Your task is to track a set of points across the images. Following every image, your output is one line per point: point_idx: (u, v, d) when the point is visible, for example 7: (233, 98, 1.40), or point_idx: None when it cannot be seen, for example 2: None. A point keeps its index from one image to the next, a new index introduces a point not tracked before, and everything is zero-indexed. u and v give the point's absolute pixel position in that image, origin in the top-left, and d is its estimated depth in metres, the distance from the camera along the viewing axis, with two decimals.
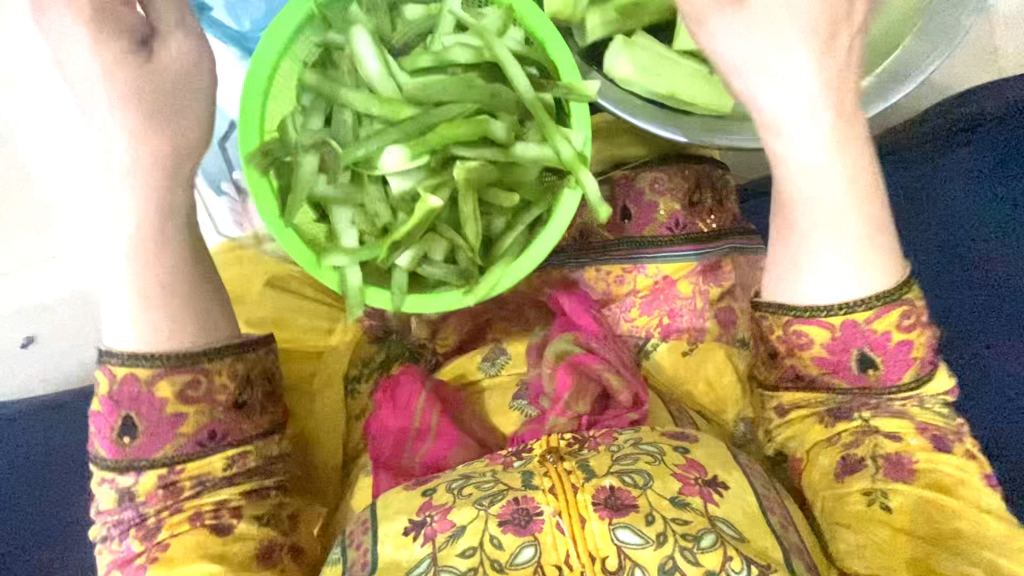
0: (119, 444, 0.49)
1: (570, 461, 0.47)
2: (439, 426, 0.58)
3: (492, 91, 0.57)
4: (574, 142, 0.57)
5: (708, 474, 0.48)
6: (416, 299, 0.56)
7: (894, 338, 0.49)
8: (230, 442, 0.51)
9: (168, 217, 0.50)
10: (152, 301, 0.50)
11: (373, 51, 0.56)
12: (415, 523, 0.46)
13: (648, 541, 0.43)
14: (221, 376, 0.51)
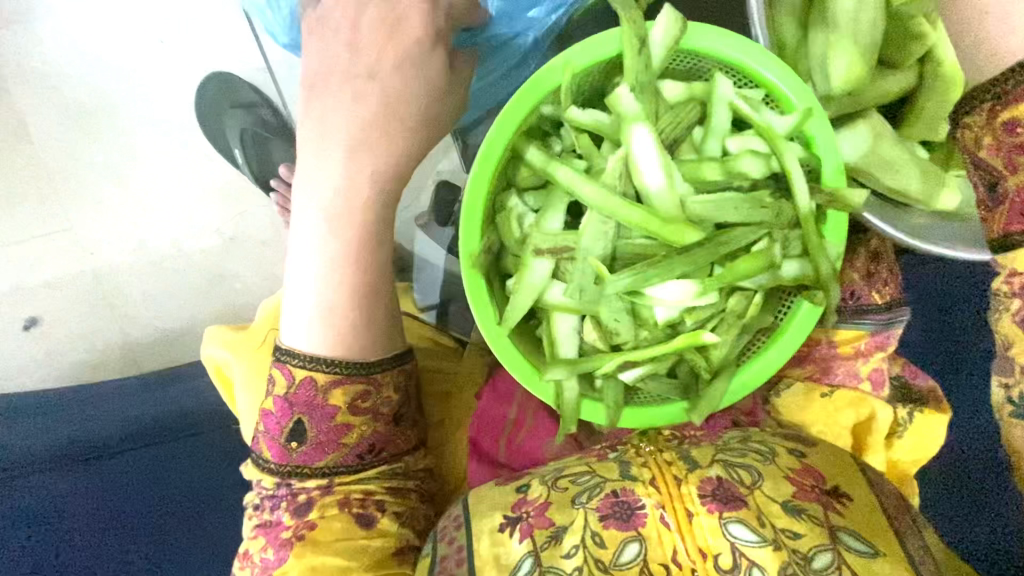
0: (288, 448, 0.58)
1: (668, 454, 0.48)
2: (537, 419, 0.63)
3: (779, 208, 0.51)
4: (832, 254, 0.53)
5: (827, 483, 0.46)
6: (635, 414, 0.54)
7: None
8: (385, 454, 0.60)
9: (364, 246, 0.58)
10: (334, 314, 0.58)
11: (659, 163, 0.50)
12: (511, 519, 0.48)
13: (764, 540, 0.41)
14: (387, 390, 0.59)
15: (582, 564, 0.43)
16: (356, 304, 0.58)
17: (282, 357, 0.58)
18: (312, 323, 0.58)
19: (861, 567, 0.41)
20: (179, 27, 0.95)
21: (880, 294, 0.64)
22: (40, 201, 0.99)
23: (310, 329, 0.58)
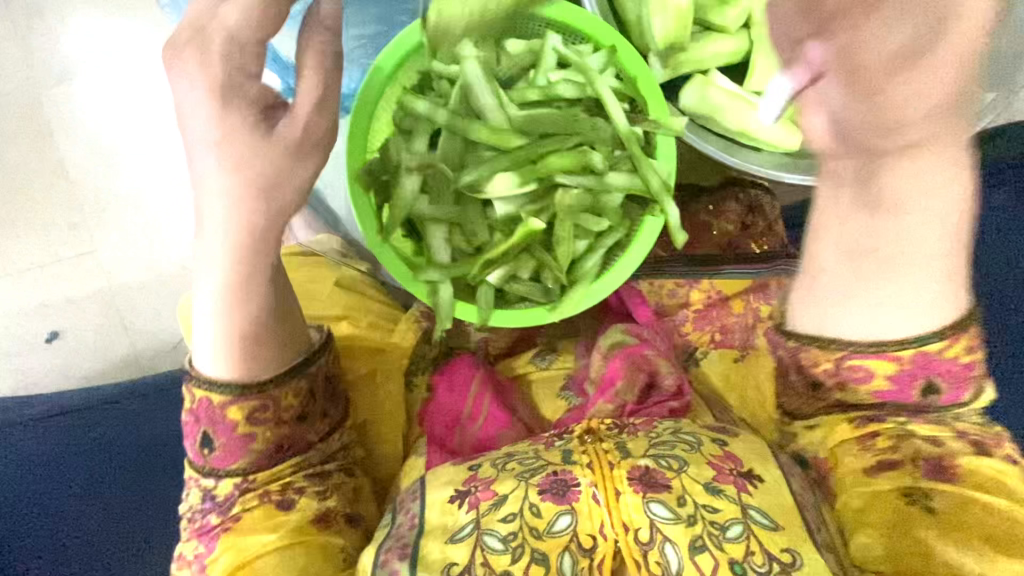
0: (203, 454, 0.57)
1: (607, 442, 0.53)
2: (490, 408, 0.66)
3: (592, 125, 0.68)
4: (661, 170, 0.67)
5: (744, 466, 0.51)
6: (503, 315, 0.66)
7: (961, 360, 0.51)
8: (294, 449, 0.59)
9: (260, 266, 0.54)
10: (234, 340, 0.55)
11: (492, 93, 0.66)
12: (460, 493, 0.53)
13: (678, 517, 0.47)
14: (287, 397, 0.57)
15: (517, 529, 0.48)
16: (253, 326, 0.55)
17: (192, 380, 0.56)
18: (212, 348, 0.55)
19: (765, 536, 0.47)
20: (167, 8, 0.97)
21: (757, 245, 0.77)
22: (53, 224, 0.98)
23: (211, 354, 0.55)
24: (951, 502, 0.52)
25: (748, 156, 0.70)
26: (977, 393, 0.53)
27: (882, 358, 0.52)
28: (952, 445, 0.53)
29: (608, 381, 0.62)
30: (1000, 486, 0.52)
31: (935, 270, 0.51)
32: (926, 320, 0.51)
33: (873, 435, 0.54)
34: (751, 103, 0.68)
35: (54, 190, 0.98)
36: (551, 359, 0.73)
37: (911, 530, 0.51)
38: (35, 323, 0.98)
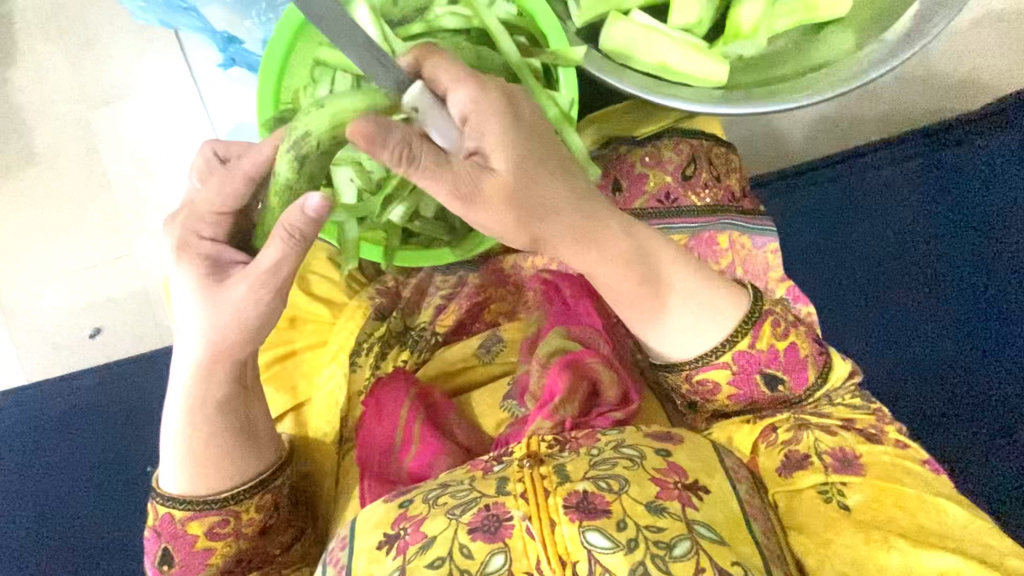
0: (161, 567, 0.60)
1: (546, 466, 0.48)
2: (423, 433, 0.61)
3: (479, 53, 0.64)
4: (561, 101, 0.66)
5: (690, 477, 0.49)
6: (410, 254, 0.67)
7: (778, 347, 0.57)
8: (254, 556, 0.61)
9: (221, 399, 0.57)
10: (203, 463, 0.58)
11: (372, 19, 0.60)
12: (390, 537, 0.48)
13: (618, 546, 0.44)
14: (248, 513, 0.59)
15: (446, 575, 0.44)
16: (218, 449, 0.58)
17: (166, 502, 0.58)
18: (181, 470, 0.58)
19: (713, 552, 0.45)
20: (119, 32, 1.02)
21: (697, 197, 0.74)
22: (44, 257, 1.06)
23: (182, 475, 0.58)
24: (863, 496, 0.55)
25: (677, 90, 0.70)
26: (817, 371, 0.59)
27: (718, 367, 0.57)
28: (844, 435, 0.57)
29: (549, 395, 0.57)
30: (903, 475, 0.56)
31: (690, 297, 0.56)
32: (722, 326, 0.57)
33: (773, 428, 0.59)
34: (665, 39, 0.69)
35: (97, 201, 1.05)
36: (495, 350, 0.70)
37: (838, 528, 0.53)
38: (77, 317, 1.06)
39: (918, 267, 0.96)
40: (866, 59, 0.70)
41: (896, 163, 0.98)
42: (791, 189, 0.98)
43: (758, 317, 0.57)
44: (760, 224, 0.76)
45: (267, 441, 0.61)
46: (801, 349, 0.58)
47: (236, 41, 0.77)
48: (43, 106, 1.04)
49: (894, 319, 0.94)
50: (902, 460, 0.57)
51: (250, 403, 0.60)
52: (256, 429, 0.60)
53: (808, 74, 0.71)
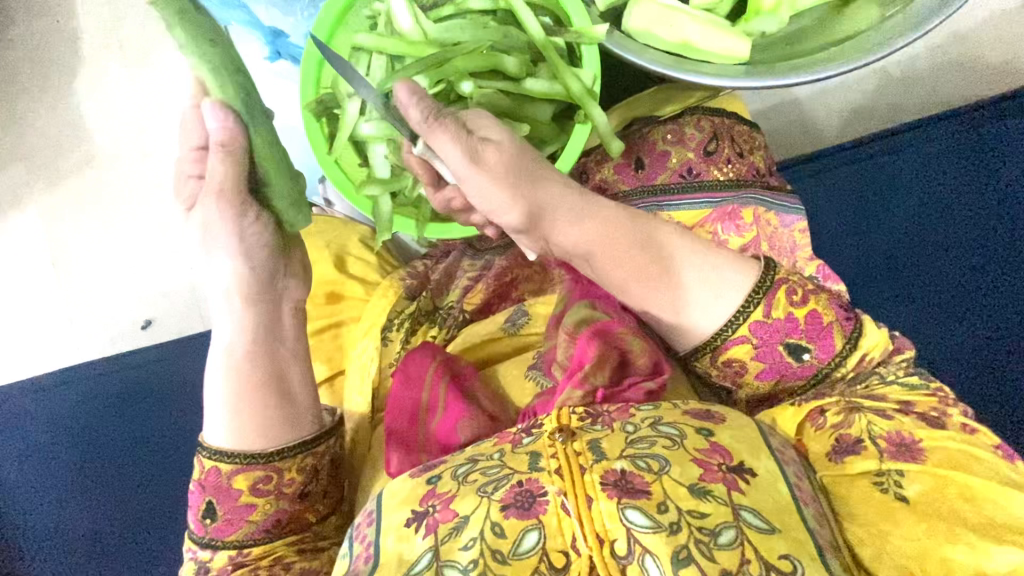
0: (203, 521, 0.58)
1: (580, 441, 0.46)
2: (447, 398, 0.59)
3: (503, 32, 0.63)
4: (584, 79, 0.64)
5: (734, 460, 0.46)
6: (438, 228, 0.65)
7: (798, 317, 0.56)
8: (291, 529, 0.60)
9: (263, 343, 0.59)
10: (257, 414, 0.57)
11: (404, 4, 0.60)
12: (418, 514, 0.46)
13: (659, 527, 0.41)
14: (291, 472, 0.58)
15: (478, 556, 0.42)
16: (271, 400, 0.58)
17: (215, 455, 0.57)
18: (232, 424, 0.57)
19: (760, 542, 0.42)
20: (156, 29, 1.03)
21: (720, 172, 0.71)
22: (105, 241, 1.07)
23: (233, 429, 0.57)
24: (924, 487, 0.51)
25: (702, 66, 0.65)
26: (845, 338, 0.56)
27: (738, 343, 0.56)
28: (901, 419, 0.54)
29: (577, 363, 0.54)
30: (970, 461, 0.52)
31: (697, 262, 0.57)
32: (736, 294, 0.56)
33: (821, 411, 0.56)
34: (688, 18, 0.66)
35: (151, 200, 1.07)
36: (521, 323, 0.67)
37: (895, 522, 0.50)
38: (134, 309, 1.08)
39: (950, 242, 0.88)
40: (893, 29, 0.65)
41: (941, 137, 0.91)
42: (820, 181, 0.93)
43: (770, 286, 0.55)
44: (789, 201, 0.73)
45: (311, 394, 0.61)
46: (822, 315, 0.56)
47: (283, 35, 0.77)
48: (103, 109, 1.05)
49: (949, 304, 0.87)
50: (971, 446, 0.53)
51: (291, 358, 0.60)
52: (300, 384, 0.60)
53: (832, 48, 0.67)
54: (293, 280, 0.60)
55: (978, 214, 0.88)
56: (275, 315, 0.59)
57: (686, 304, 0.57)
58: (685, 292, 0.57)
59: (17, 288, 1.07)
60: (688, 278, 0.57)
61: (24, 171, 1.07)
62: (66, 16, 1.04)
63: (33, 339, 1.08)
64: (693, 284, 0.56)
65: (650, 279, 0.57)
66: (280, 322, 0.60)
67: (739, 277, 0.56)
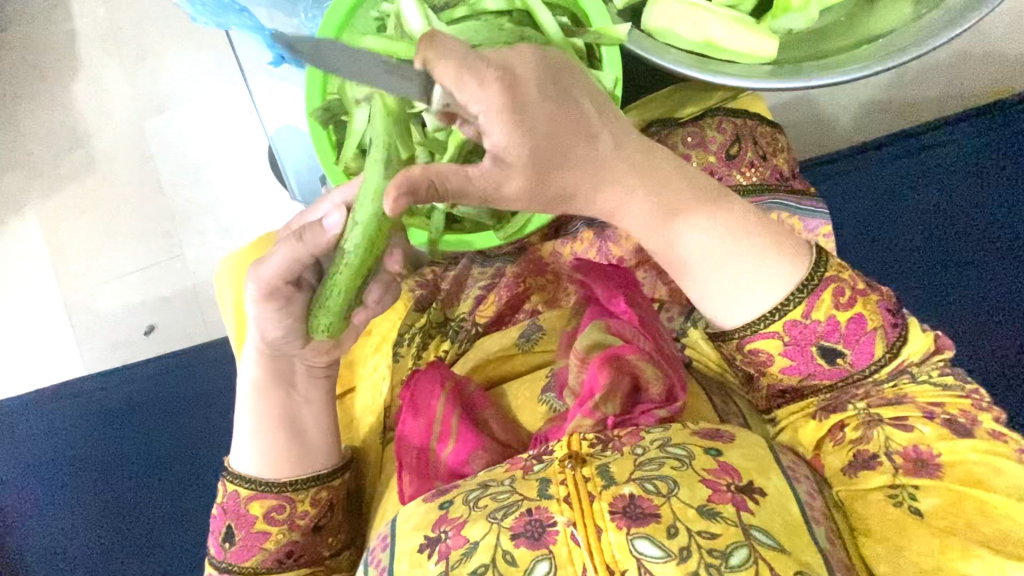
0: (223, 547, 0.59)
1: (588, 467, 0.46)
2: (460, 428, 0.59)
3: (521, 33, 0.57)
4: (603, 81, 0.61)
5: (744, 480, 0.46)
6: (451, 240, 0.62)
7: (840, 319, 0.52)
8: (305, 559, 0.61)
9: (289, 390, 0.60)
10: (280, 448, 0.59)
11: (415, 5, 0.55)
12: (431, 540, 0.47)
13: (669, 555, 0.41)
14: (303, 505, 0.59)
15: None
16: (285, 435, 0.59)
17: (235, 480, 0.59)
18: (256, 456, 0.59)
19: (772, 558, 0.42)
20: (165, 42, 1.05)
21: (743, 176, 0.69)
22: (110, 249, 1.08)
23: (259, 458, 0.59)
24: (940, 500, 0.51)
25: (725, 67, 0.64)
26: (885, 346, 0.53)
27: (767, 337, 0.53)
28: (922, 431, 0.53)
29: (588, 391, 0.54)
30: (989, 476, 0.50)
31: (738, 250, 0.52)
32: (772, 295, 0.52)
33: (841, 426, 0.55)
34: (714, 14, 0.64)
35: (152, 205, 1.07)
36: (534, 339, 0.67)
37: (904, 541, 0.50)
38: (134, 317, 1.08)
39: (967, 233, 0.92)
40: (926, 27, 0.63)
41: (954, 141, 0.93)
42: (839, 177, 0.95)
43: (817, 283, 0.52)
44: (811, 205, 0.70)
45: (326, 432, 0.61)
46: (867, 320, 0.53)
47: (283, 36, 0.75)
48: (101, 113, 1.07)
49: (960, 300, 0.91)
50: (991, 457, 0.51)
51: (303, 401, 0.60)
52: (315, 425, 0.61)
53: (864, 47, 0.65)
54: (310, 351, 0.58)
55: (992, 204, 0.92)
56: (286, 366, 0.59)
57: (708, 288, 0.54)
58: (711, 278, 0.53)
59: (20, 295, 1.09)
60: (720, 266, 0.53)
61: (25, 176, 1.09)
62: (64, 19, 1.07)
63: (37, 346, 1.09)
64: (722, 272, 0.53)
65: (677, 257, 0.53)
66: (293, 372, 0.59)
67: (783, 272, 0.52)
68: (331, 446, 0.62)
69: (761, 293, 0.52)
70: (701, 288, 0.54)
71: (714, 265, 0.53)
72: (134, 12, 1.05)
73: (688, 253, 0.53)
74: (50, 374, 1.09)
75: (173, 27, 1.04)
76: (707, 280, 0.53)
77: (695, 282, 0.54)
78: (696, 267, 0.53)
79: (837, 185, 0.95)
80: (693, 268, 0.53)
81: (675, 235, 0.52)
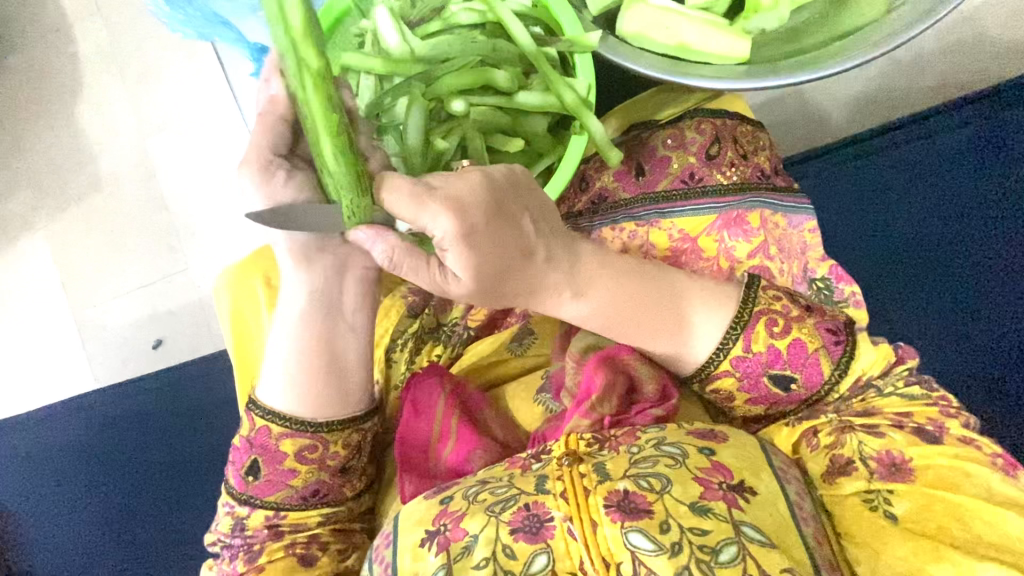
0: (246, 480, 0.61)
1: (586, 463, 0.49)
2: (459, 427, 0.61)
3: (493, 45, 0.59)
4: (577, 88, 0.61)
5: (735, 478, 0.48)
6: None
7: (782, 348, 0.56)
8: (327, 500, 0.63)
9: (327, 315, 0.60)
10: (315, 383, 0.60)
11: (390, 22, 0.58)
12: (431, 533, 0.49)
13: (661, 549, 0.43)
14: (336, 445, 0.61)
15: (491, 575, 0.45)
16: (323, 372, 0.60)
17: (266, 417, 0.60)
18: (290, 393, 0.60)
19: (761, 557, 0.44)
20: (156, 55, 1.06)
21: (724, 176, 0.70)
22: (111, 262, 1.09)
23: (292, 392, 0.60)
24: (914, 504, 0.53)
25: (698, 69, 0.65)
26: (834, 364, 0.56)
27: (722, 375, 0.57)
28: (893, 437, 0.55)
29: (585, 392, 0.55)
30: (960, 480, 0.53)
31: (677, 305, 0.58)
32: (716, 334, 0.57)
33: (814, 432, 0.58)
34: (684, 18, 0.65)
35: (155, 221, 1.08)
36: (526, 343, 0.70)
37: (889, 537, 0.52)
38: (142, 331, 1.08)
39: (958, 226, 0.92)
40: (901, 19, 0.65)
41: (938, 133, 0.95)
42: (825, 183, 0.97)
43: (749, 320, 0.56)
44: (794, 202, 0.73)
45: (362, 370, 0.62)
46: (807, 343, 0.56)
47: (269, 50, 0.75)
48: (106, 133, 1.08)
49: (964, 294, 0.90)
50: (963, 463, 0.53)
51: (347, 332, 0.61)
52: (353, 360, 0.62)
53: (837, 42, 0.67)
54: (359, 249, 0.58)
55: (980, 195, 0.92)
56: (336, 289, 0.60)
57: (662, 347, 0.58)
58: (660, 338, 0.57)
59: (29, 313, 1.10)
60: (665, 325, 0.57)
61: (34, 197, 1.10)
62: (68, 42, 1.08)
63: (44, 362, 1.10)
64: (667, 331, 0.57)
65: (627, 327, 0.58)
66: (339, 302, 0.60)
67: (718, 314, 0.57)
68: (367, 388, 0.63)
69: (706, 336, 0.57)
70: (655, 350, 0.58)
71: (659, 327, 0.57)
72: (125, 28, 1.06)
73: (633, 320, 0.57)
74: (59, 391, 1.10)
75: (163, 42, 1.05)
76: (658, 342, 0.58)
77: (647, 346, 0.58)
78: (645, 333, 0.57)
79: (825, 188, 0.97)
80: (641, 333, 0.58)
81: (619, 307, 0.57)
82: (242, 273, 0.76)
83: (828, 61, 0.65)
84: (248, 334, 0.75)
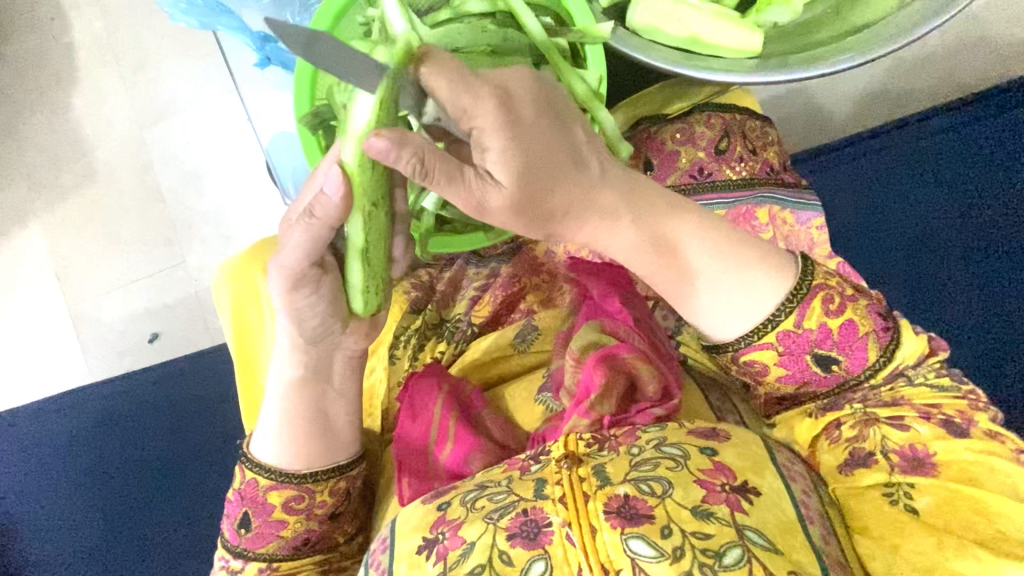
0: (239, 532, 0.60)
1: (584, 467, 0.47)
2: (457, 431, 0.60)
3: (503, 35, 0.57)
4: (588, 80, 0.61)
5: (738, 479, 0.47)
6: (441, 240, 0.63)
7: (832, 325, 0.52)
8: (319, 546, 0.62)
9: (319, 380, 0.59)
10: (305, 439, 0.59)
11: (398, 9, 0.49)
12: (428, 541, 0.47)
13: (662, 554, 0.42)
14: (322, 495, 0.60)
15: None
16: (312, 432, 0.59)
17: (257, 468, 0.58)
18: (280, 448, 0.59)
19: (767, 560, 0.43)
20: (158, 50, 1.05)
21: (733, 170, 0.69)
22: (110, 259, 1.08)
23: (281, 445, 0.59)
24: (934, 499, 0.52)
25: (710, 63, 0.64)
26: (879, 350, 0.54)
27: (761, 348, 0.53)
28: (919, 430, 0.53)
29: (584, 391, 0.54)
30: (983, 475, 0.51)
31: (730, 265, 0.53)
32: (768, 304, 0.52)
33: (838, 424, 0.55)
34: (696, 10, 0.64)
35: (151, 214, 1.08)
36: (530, 340, 0.68)
37: (900, 541, 0.51)
38: (137, 324, 1.08)
39: (968, 222, 0.91)
40: (913, 14, 0.63)
41: (951, 127, 0.93)
42: (833, 173, 0.95)
43: (807, 291, 0.52)
44: (803, 197, 0.71)
45: (351, 427, 0.61)
46: (858, 324, 0.53)
47: (273, 39, 0.73)
48: (101, 125, 1.07)
49: (962, 293, 0.90)
50: (988, 457, 0.52)
51: (336, 398, 0.60)
52: (343, 420, 0.61)
53: (850, 36, 0.65)
54: (351, 337, 0.57)
55: (990, 190, 0.91)
56: (325, 360, 0.58)
57: (703, 303, 0.53)
58: (705, 291, 0.53)
59: (23, 307, 1.10)
60: (710, 281, 0.53)
61: (25, 189, 1.09)
62: (60, 31, 1.06)
63: (39, 358, 1.10)
64: (713, 288, 0.53)
65: (667, 275, 0.54)
66: (331, 370, 0.59)
67: (774, 283, 0.52)
68: (354, 439, 0.62)
69: (756, 304, 0.52)
70: (694, 305, 0.54)
71: (703, 280, 0.53)
72: (122, 20, 1.05)
73: (675, 270, 0.53)
74: (53, 384, 1.10)
75: (165, 37, 1.04)
76: (699, 296, 0.54)
77: (686, 296, 0.54)
78: (685, 284, 0.54)
79: (833, 178, 0.95)
80: (682, 282, 0.54)
81: (662, 252, 0.53)
82: (245, 263, 0.75)
83: (838, 54, 0.64)
84: (249, 327, 0.74)
